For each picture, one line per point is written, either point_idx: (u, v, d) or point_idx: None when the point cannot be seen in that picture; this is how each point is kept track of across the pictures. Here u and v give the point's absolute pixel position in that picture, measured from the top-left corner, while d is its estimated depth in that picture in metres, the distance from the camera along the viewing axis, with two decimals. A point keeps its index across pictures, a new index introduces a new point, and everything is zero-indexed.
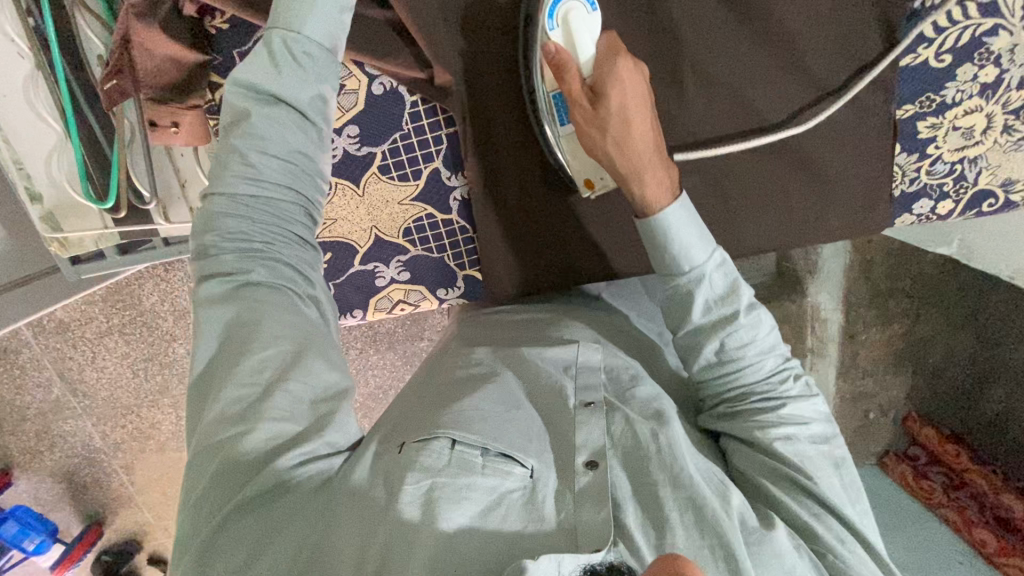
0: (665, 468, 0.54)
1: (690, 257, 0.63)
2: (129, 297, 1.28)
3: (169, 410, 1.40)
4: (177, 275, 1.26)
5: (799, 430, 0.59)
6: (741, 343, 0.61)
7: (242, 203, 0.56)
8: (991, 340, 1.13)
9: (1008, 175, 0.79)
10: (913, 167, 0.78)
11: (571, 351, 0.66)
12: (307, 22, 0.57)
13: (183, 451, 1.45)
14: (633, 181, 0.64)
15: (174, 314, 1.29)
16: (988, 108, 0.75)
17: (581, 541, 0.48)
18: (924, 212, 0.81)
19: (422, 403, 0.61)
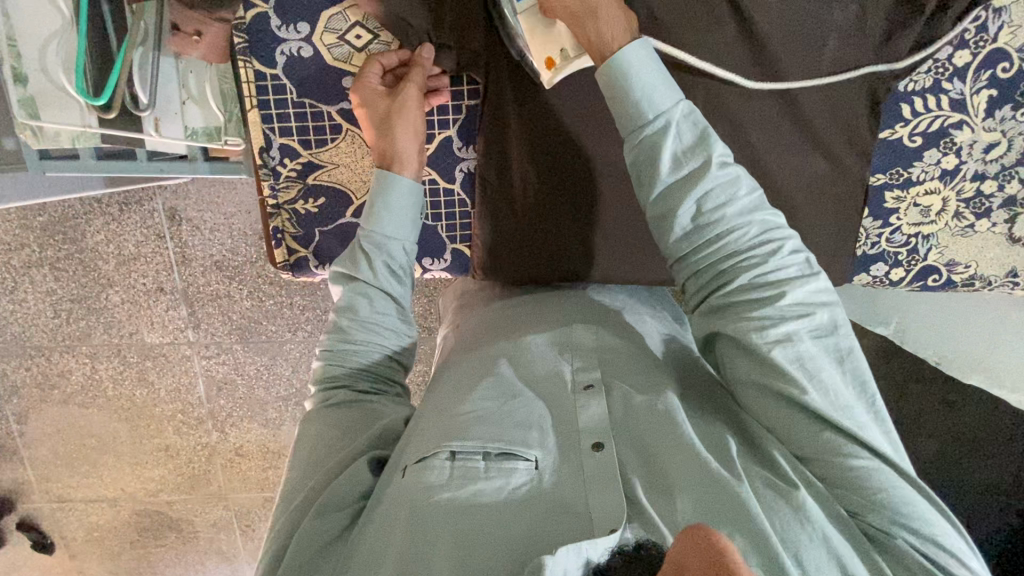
0: (671, 446, 0.60)
1: (655, 104, 0.65)
2: (72, 231, 1.19)
3: (84, 361, 1.29)
4: (130, 217, 1.18)
5: (799, 324, 0.59)
6: (719, 204, 0.63)
7: (345, 348, 0.75)
8: (907, 425, 1.24)
9: (952, 256, 0.88)
10: (876, 232, 0.86)
11: (565, 335, 0.75)
12: (390, 216, 0.76)
13: (88, 409, 1.33)
14: (590, 21, 0.68)
15: (117, 258, 1.21)
16: (944, 192, 0.84)
17: (596, 523, 0.54)
18: (878, 275, 0.89)
19: (442, 400, 0.69)
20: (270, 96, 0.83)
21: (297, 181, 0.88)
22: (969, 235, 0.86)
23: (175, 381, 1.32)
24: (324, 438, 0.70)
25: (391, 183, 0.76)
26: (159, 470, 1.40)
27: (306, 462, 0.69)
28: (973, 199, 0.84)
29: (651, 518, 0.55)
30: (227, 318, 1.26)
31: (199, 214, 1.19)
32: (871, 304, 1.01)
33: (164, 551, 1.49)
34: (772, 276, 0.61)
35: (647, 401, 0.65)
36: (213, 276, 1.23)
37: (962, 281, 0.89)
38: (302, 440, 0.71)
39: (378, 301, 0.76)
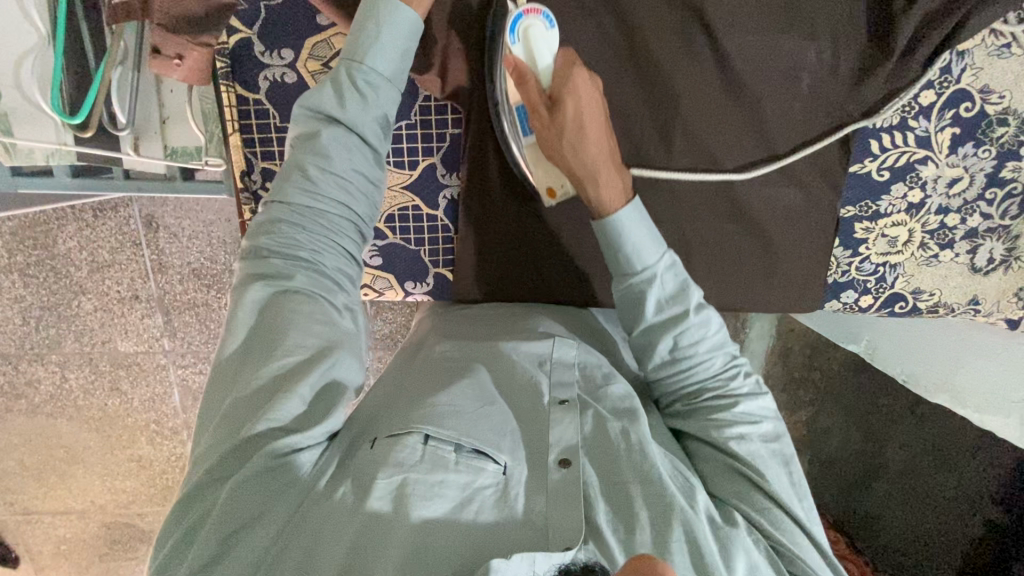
0: (636, 469, 0.61)
1: (641, 259, 0.68)
2: (43, 236, 1.16)
3: (53, 370, 1.26)
4: (104, 224, 1.16)
5: (752, 429, 0.66)
6: (693, 341, 0.68)
7: (305, 201, 0.64)
8: (876, 438, 1.30)
9: (918, 284, 0.90)
10: (846, 261, 0.89)
11: (546, 346, 0.75)
12: (372, 55, 0.66)
13: (56, 418, 1.29)
14: (588, 184, 0.69)
15: (90, 265, 1.18)
16: (911, 224, 0.87)
17: (553, 539, 0.55)
18: (848, 301, 0.92)
19: (408, 389, 0.69)
20: (252, 120, 0.80)
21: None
22: (933, 265, 0.89)
23: (150, 391, 1.29)
24: (271, 315, 0.61)
25: (387, 11, 0.65)
26: (131, 481, 1.37)
27: (254, 332, 0.62)
28: (937, 231, 0.87)
29: (609, 543, 0.56)
30: (204, 328, 1.24)
31: (177, 221, 1.17)
32: (840, 323, 1.06)
33: (134, 564, 1.45)
34: (733, 395, 0.68)
35: (620, 428, 0.65)
36: (191, 284, 1.21)
37: (927, 308, 0.92)
38: (247, 308, 0.62)
39: (350, 152, 0.65)
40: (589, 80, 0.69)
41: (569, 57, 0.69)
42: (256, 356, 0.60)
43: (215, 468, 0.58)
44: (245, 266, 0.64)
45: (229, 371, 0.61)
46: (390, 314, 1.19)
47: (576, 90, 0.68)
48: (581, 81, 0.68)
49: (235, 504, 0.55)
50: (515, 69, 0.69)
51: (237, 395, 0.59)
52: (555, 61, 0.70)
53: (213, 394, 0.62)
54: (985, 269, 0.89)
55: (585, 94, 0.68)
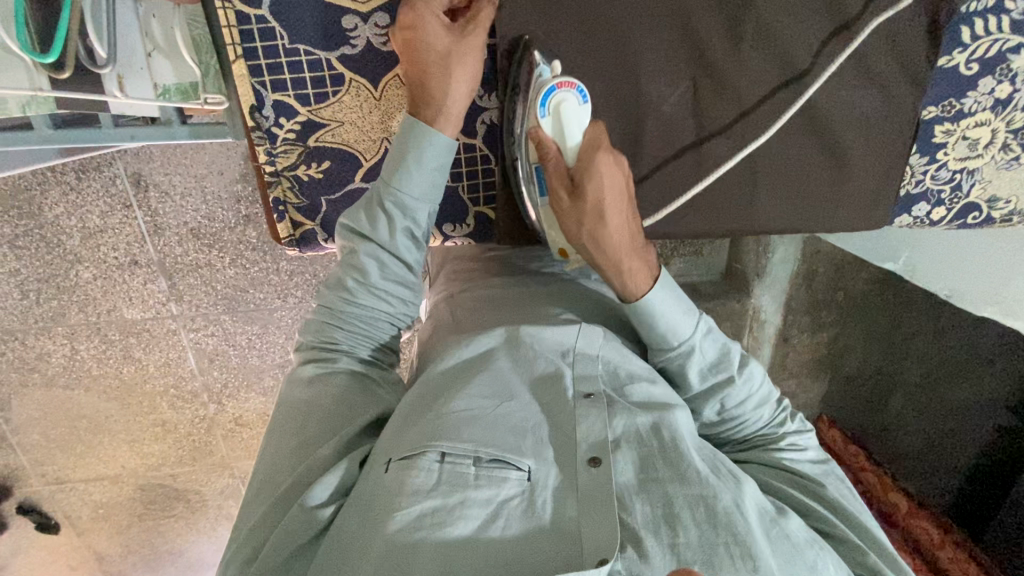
0: (671, 466, 0.66)
1: (678, 334, 0.73)
2: (27, 205, 1.07)
3: (62, 342, 1.22)
4: (91, 186, 1.07)
5: (801, 455, 0.76)
6: (738, 402, 0.76)
7: (345, 308, 0.78)
8: (896, 356, 1.32)
9: (994, 192, 0.86)
10: (921, 169, 0.84)
11: (571, 334, 0.79)
12: (404, 182, 0.75)
13: (74, 390, 1.27)
14: (612, 271, 0.73)
15: (83, 233, 1.11)
16: (995, 123, 0.82)
17: (587, 548, 0.59)
18: (919, 215, 0.87)
19: (430, 391, 0.72)
20: (258, 44, 0.78)
21: (296, 143, 0.85)
22: (1012, 169, 0.85)
23: (164, 356, 1.27)
24: (317, 397, 0.73)
25: (420, 132, 0.74)
26: (159, 445, 1.38)
27: (294, 430, 0.71)
28: (1022, 130, 0.82)
29: (648, 546, 0.60)
30: (211, 289, 1.21)
31: (167, 178, 1.09)
32: (879, 241, 1.04)
33: (172, 521, 1.51)
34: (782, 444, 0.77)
35: (651, 422, 0.71)
36: (191, 245, 1.16)
37: (1001, 218, 0.88)
38: (299, 389, 0.74)
39: (381, 263, 0.76)
40: (614, 165, 0.73)
41: (596, 138, 0.74)
42: (287, 465, 0.69)
43: (258, 535, 0.65)
44: (299, 354, 0.79)
45: (270, 464, 0.70)
46: None
47: (599, 176, 0.72)
48: (605, 168, 0.72)
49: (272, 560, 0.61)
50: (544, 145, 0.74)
51: (277, 481, 0.68)
52: (583, 137, 0.75)
53: (255, 484, 0.70)
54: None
55: (610, 183, 0.72)
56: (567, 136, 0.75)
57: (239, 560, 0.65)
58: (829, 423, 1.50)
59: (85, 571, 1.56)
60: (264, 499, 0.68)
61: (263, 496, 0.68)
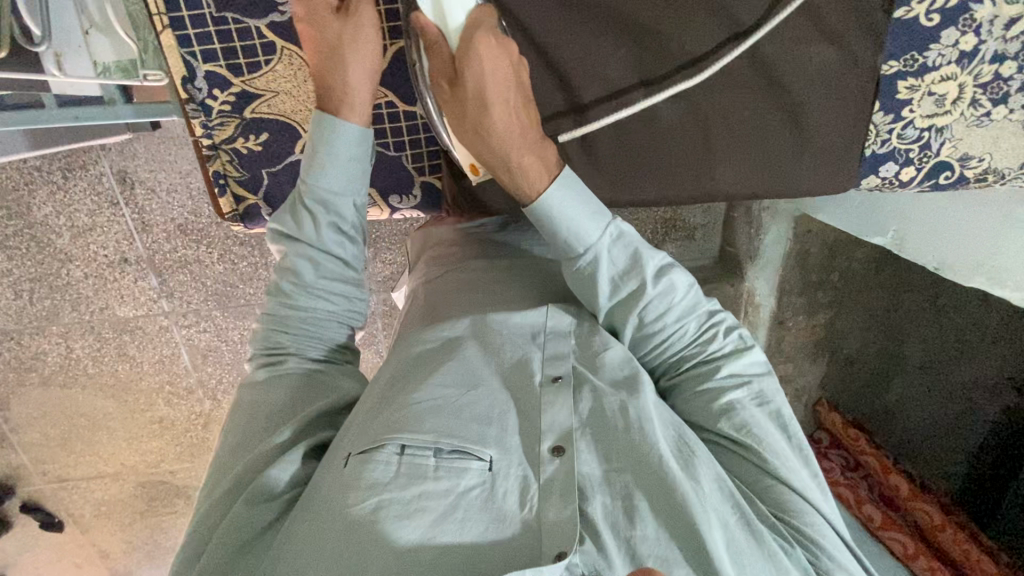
0: (634, 450, 0.64)
1: (582, 239, 0.70)
2: (16, 205, 1.09)
3: (58, 341, 1.23)
4: (77, 185, 1.09)
5: (741, 392, 0.69)
6: (658, 313, 0.72)
7: (287, 311, 0.77)
8: (896, 336, 1.31)
9: (966, 150, 0.82)
10: (886, 128, 0.81)
11: (541, 316, 0.78)
12: (322, 176, 0.74)
13: (72, 387, 1.29)
14: (500, 170, 0.71)
15: (72, 231, 1.12)
16: (961, 77, 0.77)
17: (544, 542, 0.57)
18: (888, 176, 0.85)
19: (397, 384, 0.72)
20: (183, 12, 0.78)
21: (231, 114, 0.85)
22: (984, 126, 0.80)
23: (158, 353, 1.28)
24: (263, 398, 0.72)
25: (325, 124, 0.73)
26: (157, 442, 1.40)
27: (242, 426, 0.71)
28: (990, 84, 0.77)
29: (605, 538, 0.59)
30: (201, 285, 1.21)
31: (152, 175, 1.10)
32: (867, 214, 1.02)
33: (175, 517, 1.52)
34: (711, 360, 0.72)
35: (619, 402, 0.67)
36: (179, 241, 1.16)
37: (975, 177, 0.83)
38: (245, 396, 0.74)
39: (314, 261, 0.76)
40: (494, 49, 0.68)
41: (477, 23, 0.69)
42: (240, 455, 0.70)
43: (212, 521, 0.65)
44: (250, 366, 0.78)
45: (227, 456, 0.70)
46: (390, 257, 1.25)
47: (480, 63, 0.68)
48: (483, 50, 0.67)
49: (224, 548, 0.61)
50: (425, 32, 0.69)
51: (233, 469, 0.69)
52: (466, 18, 0.69)
53: (213, 475, 0.70)
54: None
55: (488, 69, 0.68)
56: (447, 16, 0.69)
57: (192, 544, 0.65)
58: (829, 406, 1.42)
59: (92, 569, 1.58)
60: (217, 488, 0.68)
61: (218, 484, 0.69)
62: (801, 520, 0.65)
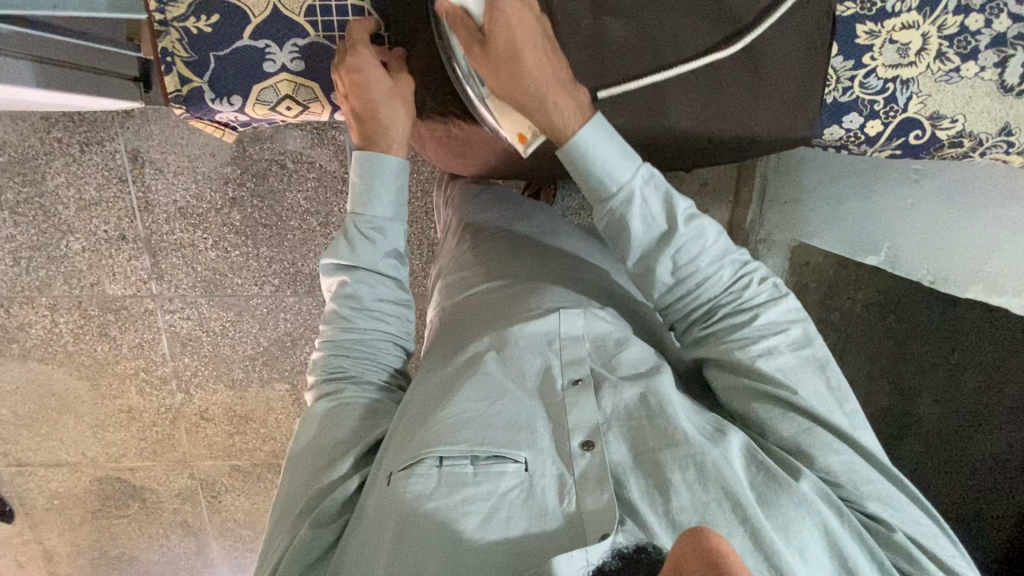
0: (659, 435, 0.56)
1: (614, 176, 0.62)
2: (31, 173, 1.15)
3: (44, 313, 1.24)
4: (91, 160, 1.14)
5: (779, 340, 0.60)
6: (692, 256, 0.62)
7: (349, 335, 0.70)
8: (905, 390, 1.20)
9: (936, 108, 0.71)
10: (847, 74, 0.70)
11: (553, 321, 0.66)
12: (374, 202, 0.69)
13: (48, 364, 1.28)
14: (543, 116, 0.63)
15: (78, 203, 1.17)
16: (924, 28, 0.68)
17: (588, 527, 0.51)
18: (851, 130, 0.73)
19: (429, 392, 0.63)
20: None
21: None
22: (953, 83, 0.70)
23: (138, 337, 1.27)
24: (316, 446, 0.65)
25: (370, 158, 0.68)
26: (121, 434, 1.35)
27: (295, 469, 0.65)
28: (956, 37, 0.68)
29: (647, 519, 0.52)
30: (192, 270, 1.23)
31: (163, 156, 1.15)
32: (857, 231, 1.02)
33: (126, 523, 1.44)
34: (747, 306, 0.62)
35: (637, 393, 0.59)
36: (177, 224, 1.19)
37: (948, 140, 0.72)
38: (301, 437, 0.66)
39: (369, 287, 0.70)
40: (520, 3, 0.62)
41: None
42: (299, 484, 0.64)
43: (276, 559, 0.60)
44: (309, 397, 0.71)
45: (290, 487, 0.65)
46: None
47: (507, 21, 0.61)
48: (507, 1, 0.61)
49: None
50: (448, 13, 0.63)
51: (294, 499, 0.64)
52: None
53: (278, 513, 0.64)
54: (1017, 89, 0.69)
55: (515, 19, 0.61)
56: None
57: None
58: None
59: (32, 572, 1.48)
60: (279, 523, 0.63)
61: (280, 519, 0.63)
62: (856, 490, 0.57)
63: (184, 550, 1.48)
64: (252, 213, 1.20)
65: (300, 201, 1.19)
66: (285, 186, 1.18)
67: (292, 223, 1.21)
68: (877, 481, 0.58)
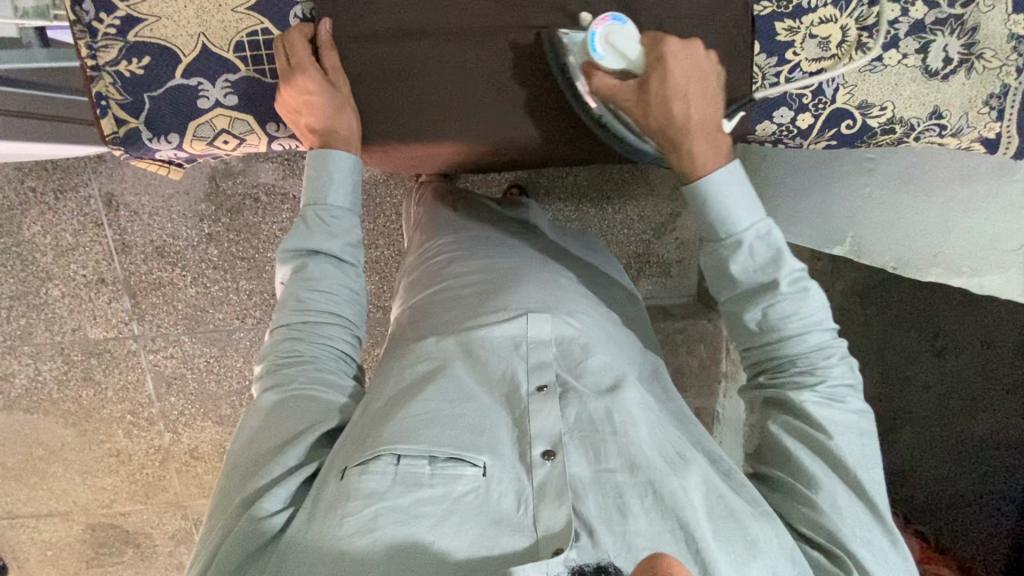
0: (622, 453, 0.56)
1: (732, 224, 0.64)
2: (7, 223, 1.16)
3: (27, 362, 1.24)
4: (66, 206, 1.15)
5: (841, 407, 0.61)
6: (785, 314, 0.62)
7: (303, 320, 0.69)
8: (891, 379, 1.21)
9: (865, 97, 0.72)
10: (773, 70, 0.72)
11: (521, 324, 0.66)
12: (329, 192, 0.70)
13: (34, 413, 1.27)
14: (679, 154, 0.66)
15: (55, 250, 1.17)
16: (842, 20, 0.70)
17: (540, 542, 0.51)
18: (783, 124, 0.74)
19: (391, 398, 0.63)
20: None
21: (116, 39, 0.70)
22: (878, 71, 0.71)
23: (123, 379, 1.26)
24: (266, 431, 0.63)
25: (321, 152, 0.70)
26: (111, 478, 1.34)
27: (240, 463, 0.62)
28: (875, 27, 0.70)
29: (601, 536, 0.51)
30: (172, 308, 1.23)
31: (137, 198, 1.16)
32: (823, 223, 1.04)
33: (121, 569, 1.41)
34: (822, 373, 0.62)
35: (604, 408, 0.60)
36: (155, 263, 1.20)
37: (879, 127, 0.73)
38: (248, 426, 0.64)
39: (328, 272, 0.70)
40: (685, 55, 0.65)
41: (654, 42, 0.65)
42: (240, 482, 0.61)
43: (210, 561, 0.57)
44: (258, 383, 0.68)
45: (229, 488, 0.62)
46: None
47: (666, 66, 0.64)
48: (675, 57, 0.64)
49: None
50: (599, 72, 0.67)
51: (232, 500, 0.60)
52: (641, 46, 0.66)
53: (214, 514, 0.61)
54: (942, 73, 0.71)
55: (675, 67, 0.64)
56: (624, 50, 0.65)
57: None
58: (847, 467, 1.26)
59: None
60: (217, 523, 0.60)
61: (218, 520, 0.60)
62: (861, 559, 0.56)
63: None
64: (228, 247, 1.20)
65: (276, 233, 1.20)
66: (259, 219, 1.19)
67: (269, 255, 1.21)
68: (876, 536, 0.57)
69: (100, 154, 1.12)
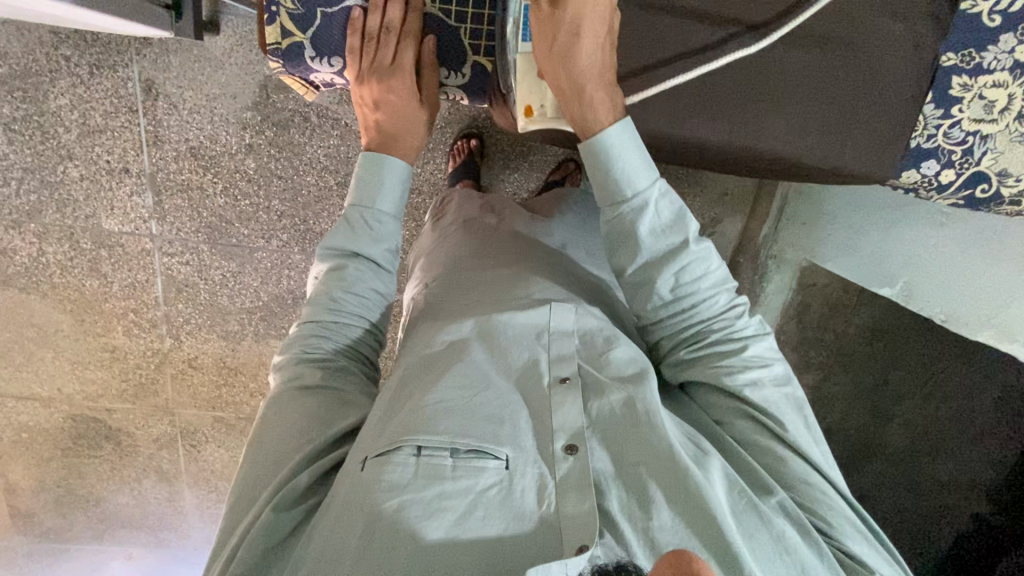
0: (643, 446, 0.56)
1: (633, 182, 0.63)
2: (33, 89, 1.07)
3: (31, 242, 1.18)
4: (101, 85, 1.08)
5: (763, 372, 0.63)
6: (693, 276, 0.64)
7: (332, 320, 0.71)
8: (884, 413, 1.28)
9: (1006, 165, 0.74)
10: (934, 122, 0.74)
11: (544, 314, 0.68)
12: (377, 198, 0.72)
13: (29, 292, 1.22)
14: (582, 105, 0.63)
15: (81, 129, 1.10)
16: (1013, 88, 0.71)
17: (564, 535, 0.50)
18: (927, 175, 0.77)
19: (406, 379, 0.64)
20: None
21: None
22: None
23: (131, 277, 1.22)
24: (282, 424, 0.63)
25: (377, 159, 0.72)
26: (102, 373, 1.31)
27: (256, 454, 0.63)
28: None
29: (625, 533, 0.51)
30: (196, 215, 1.18)
31: (179, 91, 1.10)
32: (880, 262, 1.09)
33: (97, 463, 1.40)
34: (736, 338, 0.65)
35: (625, 398, 0.60)
36: (186, 163, 1.14)
37: (1011, 196, 0.77)
38: (268, 419, 0.64)
39: (364, 276, 0.72)
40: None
41: None
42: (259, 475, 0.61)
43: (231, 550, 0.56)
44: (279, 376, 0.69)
45: (247, 485, 0.61)
46: None
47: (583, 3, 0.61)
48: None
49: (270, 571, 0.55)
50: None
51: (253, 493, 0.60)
52: None
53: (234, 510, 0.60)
54: None
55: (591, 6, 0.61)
56: None
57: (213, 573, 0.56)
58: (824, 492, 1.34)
59: None
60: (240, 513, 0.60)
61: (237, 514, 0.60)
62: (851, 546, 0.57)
63: (155, 496, 1.45)
64: (267, 162, 1.15)
65: (320, 157, 1.16)
66: (305, 140, 1.14)
67: (308, 179, 1.17)
68: (849, 516, 0.59)
69: (148, 36, 1.04)
